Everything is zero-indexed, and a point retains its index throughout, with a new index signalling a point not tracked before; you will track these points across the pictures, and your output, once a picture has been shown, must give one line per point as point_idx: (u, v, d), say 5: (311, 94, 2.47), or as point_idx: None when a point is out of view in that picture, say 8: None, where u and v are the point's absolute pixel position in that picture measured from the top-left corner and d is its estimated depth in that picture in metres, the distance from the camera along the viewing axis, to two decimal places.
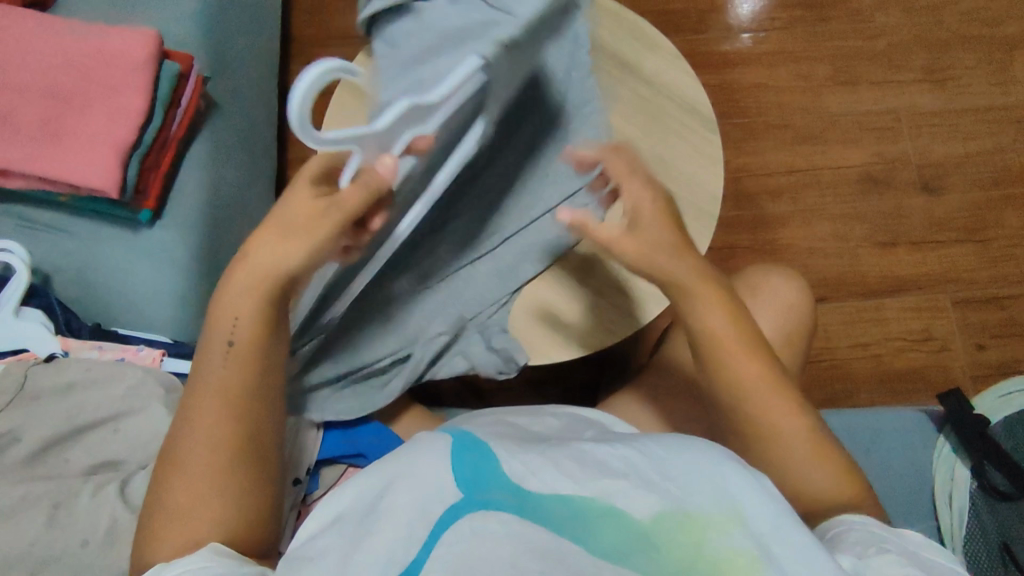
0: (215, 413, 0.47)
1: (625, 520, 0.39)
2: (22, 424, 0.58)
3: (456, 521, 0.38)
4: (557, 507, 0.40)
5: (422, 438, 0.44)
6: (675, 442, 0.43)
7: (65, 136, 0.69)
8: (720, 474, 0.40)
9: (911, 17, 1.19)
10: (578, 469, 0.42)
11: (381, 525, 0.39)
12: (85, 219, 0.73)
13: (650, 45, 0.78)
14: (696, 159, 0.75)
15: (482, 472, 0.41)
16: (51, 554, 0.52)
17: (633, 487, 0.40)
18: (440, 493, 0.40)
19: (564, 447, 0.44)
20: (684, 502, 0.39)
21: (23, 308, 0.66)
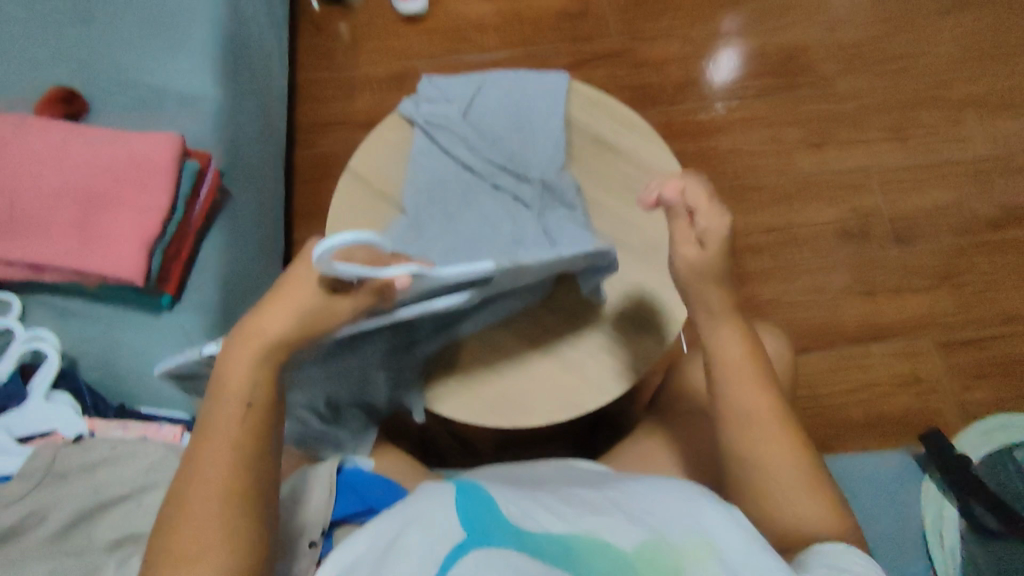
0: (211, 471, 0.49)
1: (613, 552, 0.42)
2: (49, 503, 0.62)
3: (462, 555, 0.42)
4: (553, 544, 0.43)
5: (429, 489, 0.49)
6: (658, 486, 0.48)
7: (97, 232, 0.75)
8: (698, 508, 0.44)
9: (870, 83, 1.30)
10: (572, 509, 0.46)
11: (392, 564, 0.42)
12: (110, 305, 0.79)
13: (626, 125, 0.86)
14: (674, 225, 0.82)
15: (484, 515, 0.45)
16: None
17: (618, 523, 0.44)
18: (447, 533, 0.44)
19: (554, 496, 0.48)
20: (665, 534, 0.43)
21: (52, 392, 0.70)
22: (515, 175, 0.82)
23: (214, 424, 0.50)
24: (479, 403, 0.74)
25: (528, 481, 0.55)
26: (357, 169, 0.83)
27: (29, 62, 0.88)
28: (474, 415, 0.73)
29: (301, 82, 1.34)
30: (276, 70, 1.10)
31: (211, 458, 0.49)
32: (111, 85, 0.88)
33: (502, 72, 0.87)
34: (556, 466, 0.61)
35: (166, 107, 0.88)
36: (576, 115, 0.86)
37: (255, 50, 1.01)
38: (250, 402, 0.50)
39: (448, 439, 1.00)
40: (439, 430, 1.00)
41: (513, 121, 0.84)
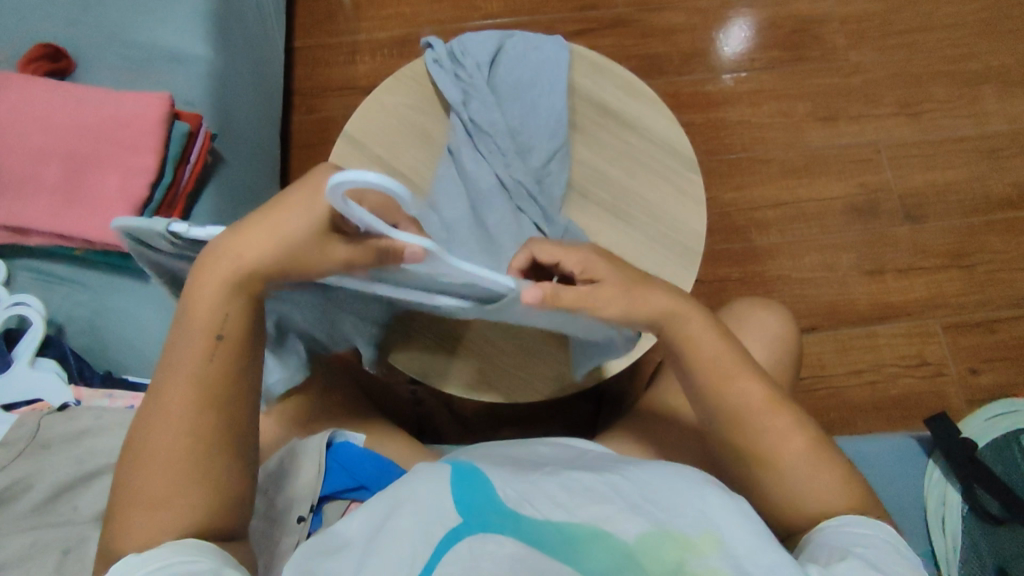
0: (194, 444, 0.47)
1: (611, 541, 0.41)
2: (32, 472, 0.60)
3: (457, 542, 0.41)
4: (549, 530, 0.41)
5: (423, 468, 0.47)
6: (660, 470, 0.46)
7: (82, 195, 0.73)
8: (702, 498, 0.42)
9: (884, 55, 1.25)
10: (570, 493, 0.44)
11: (382, 551, 0.41)
12: (96, 271, 0.77)
13: (632, 92, 0.83)
14: (679, 197, 0.79)
15: (479, 496, 0.43)
16: None
17: (617, 512, 0.42)
18: (441, 517, 0.42)
19: (552, 477, 0.46)
20: (666, 523, 0.41)
21: (37, 359, 0.69)
22: (513, 147, 0.79)
23: (196, 395, 0.47)
24: (468, 373, 0.72)
25: (525, 460, 0.53)
26: (354, 132, 0.79)
27: (9, 16, 0.84)
28: (458, 388, 0.71)
29: (297, 45, 1.29)
30: (268, 29, 1.06)
31: (194, 430, 0.47)
32: (96, 41, 0.85)
33: (521, 36, 0.83)
34: (550, 444, 0.59)
35: (153, 65, 0.85)
36: (590, 87, 0.83)
37: (246, 6, 0.97)
38: (220, 336, 0.48)
39: (445, 413, 0.99)
40: (436, 404, 0.99)
41: (515, 88, 0.81)
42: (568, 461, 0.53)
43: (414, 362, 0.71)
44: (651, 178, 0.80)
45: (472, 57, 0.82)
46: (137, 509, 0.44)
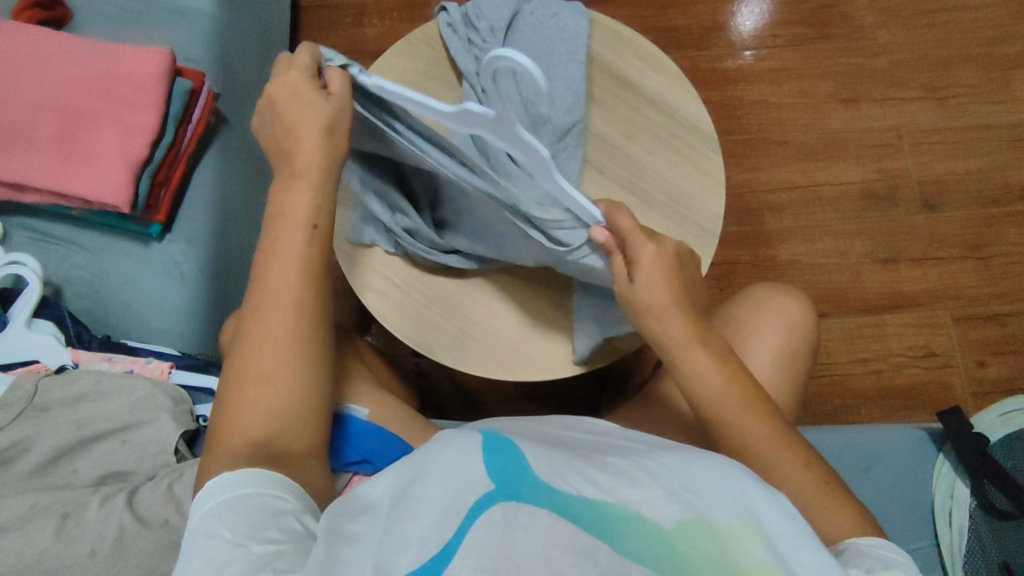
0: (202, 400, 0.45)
1: (648, 526, 0.39)
2: (30, 435, 0.59)
3: (486, 509, 0.39)
4: (585, 508, 0.40)
5: (453, 435, 0.45)
6: (698, 458, 0.45)
7: (80, 152, 0.70)
8: (743, 490, 0.42)
9: (912, 36, 1.21)
10: (604, 476, 0.43)
11: (411, 520, 0.40)
12: (96, 232, 0.75)
13: (653, 64, 0.79)
14: (697, 176, 0.76)
15: (512, 468, 0.42)
16: (59, 564, 0.53)
17: (655, 497, 0.41)
18: (471, 485, 0.41)
19: (583, 460, 0.45)
20: (705, 511, 0.40)
21: (34, 320, 0.67)
22: None
23: None
24: (450, 335, 0.70)
25: (545, 437, 0.52)
26: None
27: None
28: (461, 361, 0.70)
29: (304, 4, 1.24)
30: None
31: None
32: None
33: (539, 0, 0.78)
34: (558, 423, 0.57)
35: (156, 20, 0.82)
36: (610, 62, 0.79)
37: None
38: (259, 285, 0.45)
39: (448, 388, 0.98)
40: (440, 378, 0.98)
41: (531, 52, 0.76)
42: (590, 444, 0.52)
43: (398, 310, 0.70)
44: (668, 161, 0.77)
45: (487, 20, 0.77)
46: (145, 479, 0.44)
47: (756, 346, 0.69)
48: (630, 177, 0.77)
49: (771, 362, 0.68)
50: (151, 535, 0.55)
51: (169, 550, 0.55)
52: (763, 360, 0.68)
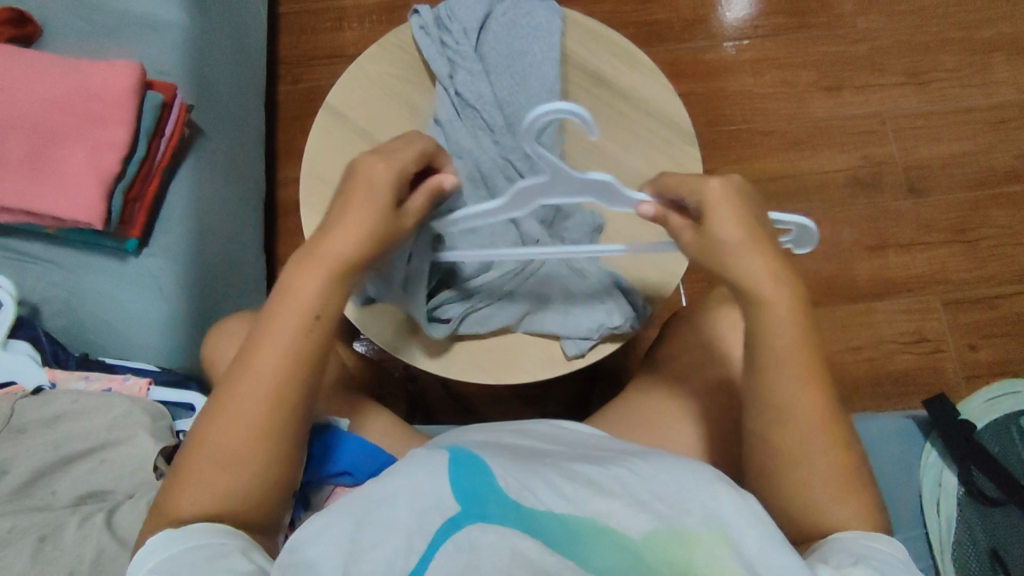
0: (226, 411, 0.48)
1: (619, 537, 0.42)
2: (9, 457, 0.59)
3: (455, 532, 0.42)
4: (551, 523, 0.43)
5: (424, 456, 0.48)
6: (665, 464, 0.47)
7: (50, 170, 0.70)
8: (711, 494, 0.44)
9: (893, 21, 1.20)
10: (574, 486, 0.45)
11: (384, 539, 0.42)
12: (72, 250, 0.74)
13: (628, 59, 0.78)
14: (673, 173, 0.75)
15: (481, 485, 0.45)
16: None
17: (623, 508, 0.43)
18: (441, 505, 0.44)
19: (555, 469, 0.47)
20: (676, 523, 0.42)
21: (10, 341, 0.67)
22: (496, 119, 0.75)
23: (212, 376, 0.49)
24: (446, 348, 0.70)
25: (517, 446, 0.54)
26: (335, 104, 0.76)
27: None
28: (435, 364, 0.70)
29: (282, 11, 1.24)
30: None
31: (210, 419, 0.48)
32: (65, 9, 0.81)
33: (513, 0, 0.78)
34: (535, 425, 0.59)
35: (127, 35, 0.81)
36: (585, 59, 0.79)
37: None
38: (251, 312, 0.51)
39: (438, 391, 0.98)
40: (429, 382, 0.98)
41: (503, 54, 0.76)
42: (564, 448, 0.54)
43: (388, 325, 0.70)
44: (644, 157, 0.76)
45: (460, 21, 0.77)
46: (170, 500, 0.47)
47: None
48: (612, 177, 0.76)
49: None
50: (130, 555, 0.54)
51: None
52: None
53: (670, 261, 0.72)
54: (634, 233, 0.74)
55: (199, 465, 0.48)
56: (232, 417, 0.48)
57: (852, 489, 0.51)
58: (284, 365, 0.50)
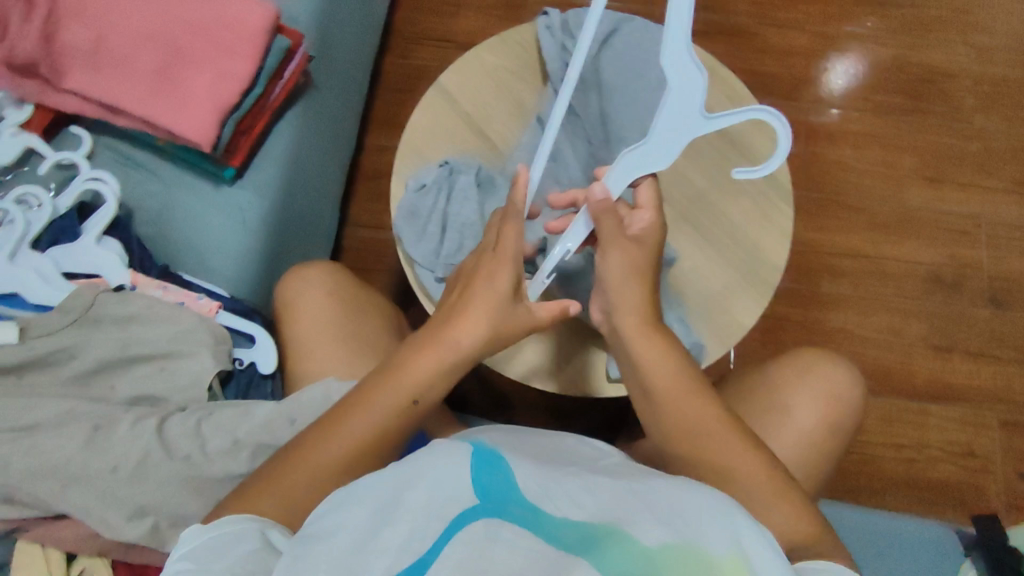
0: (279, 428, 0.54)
1: (636, 543, 0.41)
2: (81, 343, 0.62)
3: (468, 523, 0.42)
4: (567, 530, 0.42)
5: (445, 444, 0.48)
6: (686, 488, 0.47)
7: (177, 88, 0.73)
8: (729, 521, 0.43)
9: (1010, 126, 1.16)
10: (592, 496, 0.45)
11: (398, 519, 0.43)
12: (175, 166, 0.78)
13: (739, 104, 0.76)
14: (765, 227, 0.72)
15: (500, 483, 0.45)
16: (85, 471, 0.55)
17: (642, 520, 0.43)
18: (458, 496, 0.44)
19: (576, 478, 0.47)
20: (695, 541, 0.41)
21: (103, 237, 0.69)
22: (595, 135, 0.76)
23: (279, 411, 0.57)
24: None
25: (542, 450, 0.53)
26: (447, 84, 0.77)
27: None
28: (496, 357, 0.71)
29: None
30: None
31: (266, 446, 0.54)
32: None
33: (642, 23, 0.78)
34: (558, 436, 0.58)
35: None
36: None
37: None
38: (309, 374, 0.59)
39: (474, 383, 0.99)
40: (468, 372, 0.99)
41: (619, 74, 0.77)
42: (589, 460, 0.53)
43: None
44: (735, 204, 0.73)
45: (586, 32, 0.78)
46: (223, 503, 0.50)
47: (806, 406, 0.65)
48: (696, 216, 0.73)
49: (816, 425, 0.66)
50: (172, 465, 0.56)
51: (186, 486, 0.56)
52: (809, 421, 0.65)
53: (741, 313, 0.70)
54: (706, 275, 0.71)
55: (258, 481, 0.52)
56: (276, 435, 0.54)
57: (787, 511, 0.55)
58: (376, 433, 0.53)
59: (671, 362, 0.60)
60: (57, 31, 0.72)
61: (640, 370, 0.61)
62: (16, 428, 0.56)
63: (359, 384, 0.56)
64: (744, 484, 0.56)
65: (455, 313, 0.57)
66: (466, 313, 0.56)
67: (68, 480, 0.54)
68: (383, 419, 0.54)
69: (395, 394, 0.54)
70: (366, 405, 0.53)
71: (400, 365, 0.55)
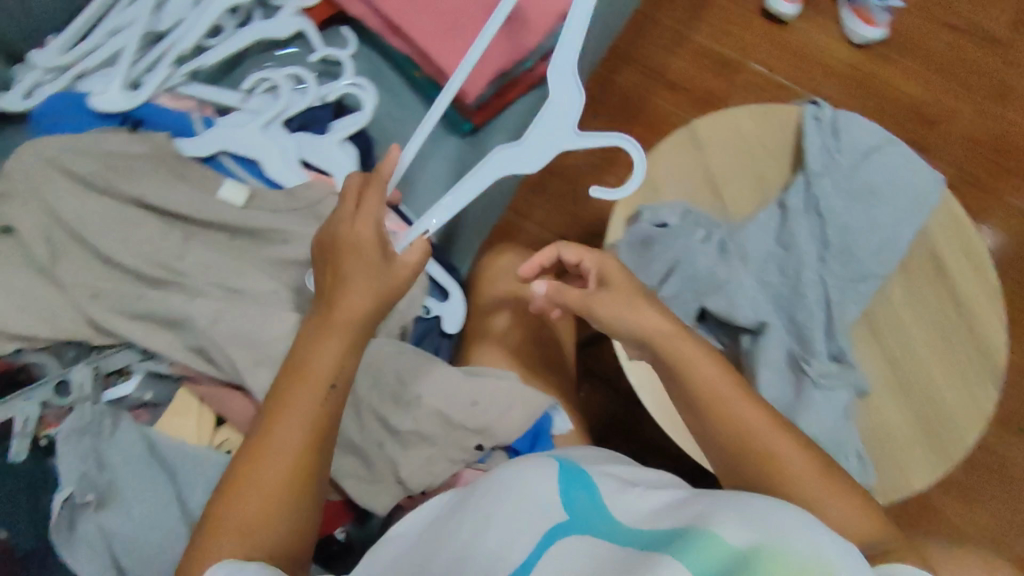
0: (289, 434, 0.46)
1: (716, 537, 0.35)
2: (298, 232, 0.63)
3: (558, 539, 0.40)
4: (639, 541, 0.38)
5: (531, 460, 0.49)
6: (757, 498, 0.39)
7: (461, 29, 0.71)
8: (806, 522, 0.36)
9: None
10: (666, 517, 0.40)
11: (483, 521, 0.43)
12: (418, 97, 0.77)
13: (978, 262, 0.70)
14: (970, 399, 0.67)
15: (589, 504, 0.44)
16: (278, 355, 0.58)
17: (717, 517, 0.37)
18: (544, 508, 0.43)
19: (656, 500, 0.43)
20: (778, 537, 0.35)
21: (347, 140, 0.69)
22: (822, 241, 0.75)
23: (289, 399, 0.47)
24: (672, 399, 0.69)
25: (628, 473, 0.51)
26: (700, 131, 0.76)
27: None
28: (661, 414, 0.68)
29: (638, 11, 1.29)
30: None
31: (253, 464, 0.46)
32: None
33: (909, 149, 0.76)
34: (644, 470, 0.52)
35: None
36: (938, 241, 0.72)
37: None
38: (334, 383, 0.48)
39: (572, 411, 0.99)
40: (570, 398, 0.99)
41: (863, 192, 0.75)
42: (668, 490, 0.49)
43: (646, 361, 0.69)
44: (942, 360, 0.70)
45: (853, 135, 0.75)
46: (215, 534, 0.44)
47: None
48: (901, 359, 0.71)
49: None
50: None
51: None
52: None
53: (915, 472, 0.67)
54: (895, 421, 0.70)
55: (240, 494, 0.45)
56: (270, 443, 0.46)
57: (846, 506, 0.50)
58: (315, 422, 0.47)
59: (712, 365, 0.55)
60: None
61: (681, 370, 0.55)
62: (227, 287, 0.61)
63: (337, 365, 0.49)
64: (787, 475, 0.51)
65: (331, 289, 0.51)
66: (348, 271, 0.51)
67: (260, 356, 0.58)
68: (304, 423, 0.47)
69: (311, 388, 0.48)
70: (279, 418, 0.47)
71: (307, 341, 0.50)
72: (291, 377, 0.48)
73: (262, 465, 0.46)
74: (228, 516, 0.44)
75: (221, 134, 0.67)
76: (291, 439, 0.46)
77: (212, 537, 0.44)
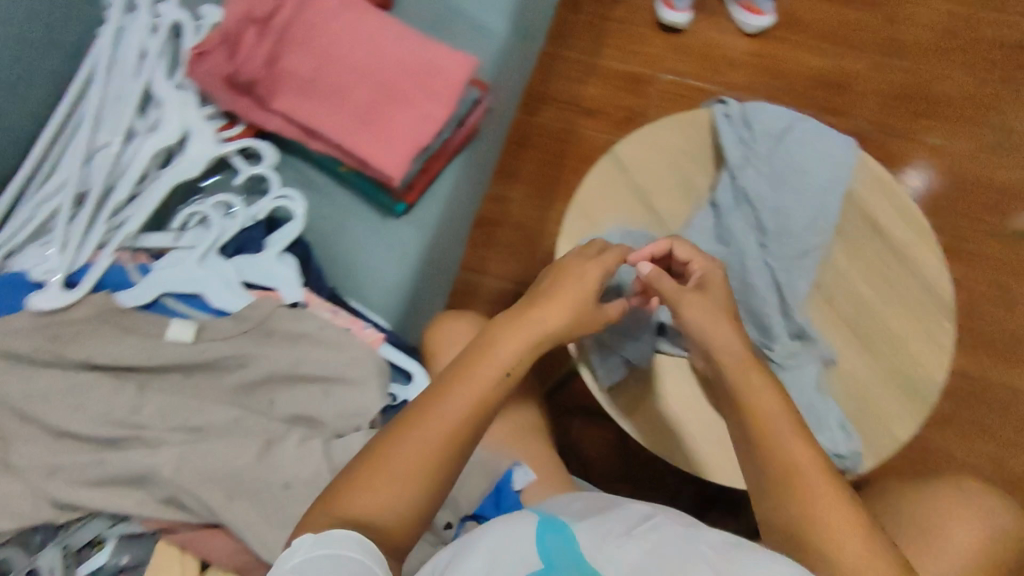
0: (459, 409, 0.52)
1: None
2: (253, 354, 0.64)
3: None
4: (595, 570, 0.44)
5: (517, 517, 0.49)
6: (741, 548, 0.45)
7: (377, 122, 0.74)
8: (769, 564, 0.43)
9: None
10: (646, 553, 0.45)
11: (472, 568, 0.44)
12: (350, 192, 0.79)
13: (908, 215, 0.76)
14: (926, 339, 0.73)
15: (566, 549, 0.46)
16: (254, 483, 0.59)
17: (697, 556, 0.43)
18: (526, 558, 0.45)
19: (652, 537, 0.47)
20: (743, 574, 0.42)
21: (284, 252, 0.70)
22: (756, 231, 0.78)
23: (472, 377, 0.53)
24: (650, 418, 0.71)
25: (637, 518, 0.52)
26: (622, 153, 0.78)
27: None
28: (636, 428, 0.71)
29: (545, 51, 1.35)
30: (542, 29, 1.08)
31: (413, 438, 0.50)
32: None
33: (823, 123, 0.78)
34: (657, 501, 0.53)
35: (457, 31, 0.88)
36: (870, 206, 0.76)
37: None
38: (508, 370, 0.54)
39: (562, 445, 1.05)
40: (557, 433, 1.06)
41: (783, 172, 0.77)
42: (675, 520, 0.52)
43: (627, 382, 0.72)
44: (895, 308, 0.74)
45: (766, 124, 0.79)
46: (361, 494, 0.48)
47: (955, 536, 0.63)
48: (861, 321, 0.75)
49: (966, 557, 0.63)
50: None
51: None
52: (964, 553, 0.63)
53: (894, 424, 0.71)
54: (866, 380, 0.73)
55: (391, 457, 0.49)
56: (432, 425, 0.50)
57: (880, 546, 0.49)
58: (478, 414, 0.52)
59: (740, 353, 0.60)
60: (279, 58, 0.75)
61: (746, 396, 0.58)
62: (189, 428, 0.61)
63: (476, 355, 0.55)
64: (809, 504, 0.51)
65: (548, 294, 0.60)
66: (552, 307, 0.59)
67: (234, 490, 0.59)
68: (467, 410, 0.52)
69: (490, 371, 0.54)
70: (449, 388, 0.52)
71: (489, 348, 0.55)
72: (474, 368, 0.54)
73: (415, 437, 0.50)
74: (368, 490, 0.48)
75: (160, 279, 0.67)
76: (460, 412, 0.52)
77: (355, 495, 0.48)
